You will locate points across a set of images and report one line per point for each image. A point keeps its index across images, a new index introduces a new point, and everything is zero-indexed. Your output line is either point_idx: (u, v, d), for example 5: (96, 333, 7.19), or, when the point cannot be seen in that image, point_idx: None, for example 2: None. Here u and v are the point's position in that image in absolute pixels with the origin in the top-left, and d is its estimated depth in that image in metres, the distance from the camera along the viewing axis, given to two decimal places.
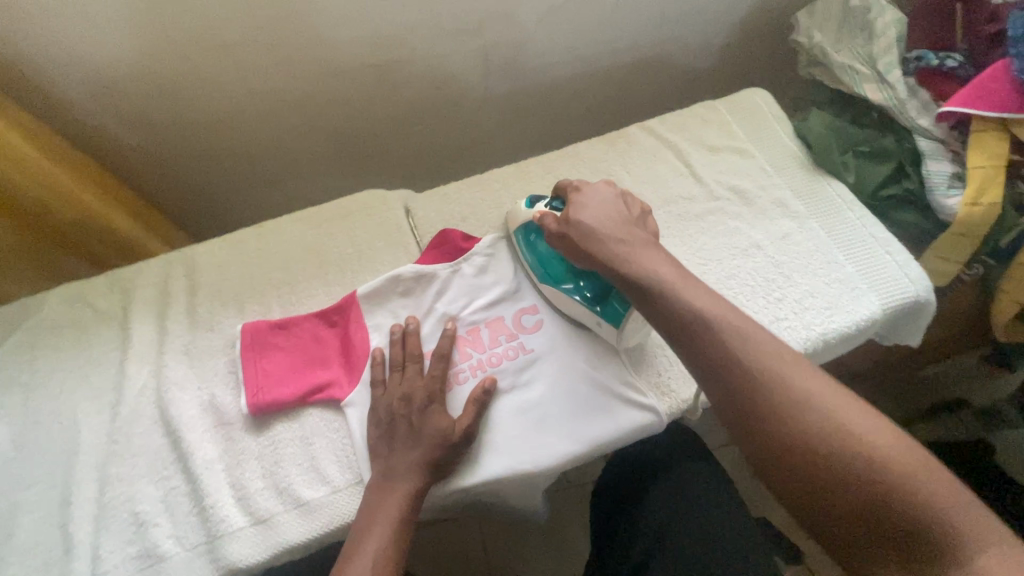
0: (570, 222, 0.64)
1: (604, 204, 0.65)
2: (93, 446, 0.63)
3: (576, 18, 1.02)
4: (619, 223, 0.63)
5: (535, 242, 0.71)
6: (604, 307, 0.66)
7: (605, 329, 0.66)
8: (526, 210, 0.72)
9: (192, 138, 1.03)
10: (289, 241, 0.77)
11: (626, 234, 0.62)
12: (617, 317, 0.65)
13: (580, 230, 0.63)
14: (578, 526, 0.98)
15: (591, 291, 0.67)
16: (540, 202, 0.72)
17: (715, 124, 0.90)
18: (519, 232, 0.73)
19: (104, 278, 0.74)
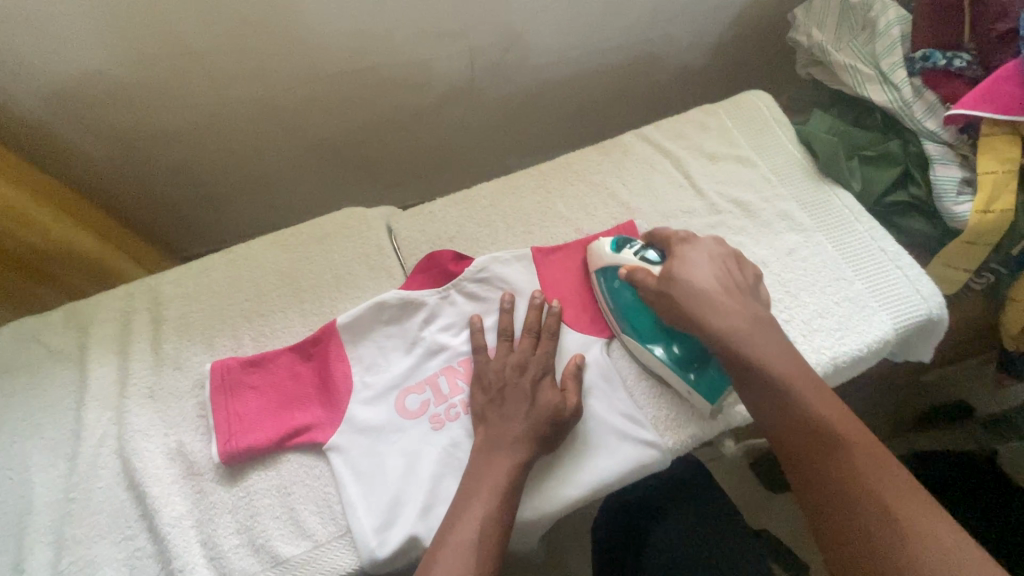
0: (673, 279, 0.59)
1: (705, 261, 0.60)
2: (49, 504, 0.57)
3: (566, 17, 0.97)
4: (729, 288, 0.58)
5: (621, 290, 0.65)
6: (700, 376, 0.61)
7: (696, 399, 0.61)
8: (613, 253, 0.66)
9: (160, 152, 0.96)
10: (263, 267, 0.72)
11: (739, 304, 0.57)
12: (713, 390, 0.60)
13: (688, 298, 0.57)
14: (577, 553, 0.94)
15: (686, 355, 0.61)
16: (629, 245, 0.66)
17: (714, 131, 0.86)
18: (604, 276, 0.67)
19: (60, 313, 0.68)
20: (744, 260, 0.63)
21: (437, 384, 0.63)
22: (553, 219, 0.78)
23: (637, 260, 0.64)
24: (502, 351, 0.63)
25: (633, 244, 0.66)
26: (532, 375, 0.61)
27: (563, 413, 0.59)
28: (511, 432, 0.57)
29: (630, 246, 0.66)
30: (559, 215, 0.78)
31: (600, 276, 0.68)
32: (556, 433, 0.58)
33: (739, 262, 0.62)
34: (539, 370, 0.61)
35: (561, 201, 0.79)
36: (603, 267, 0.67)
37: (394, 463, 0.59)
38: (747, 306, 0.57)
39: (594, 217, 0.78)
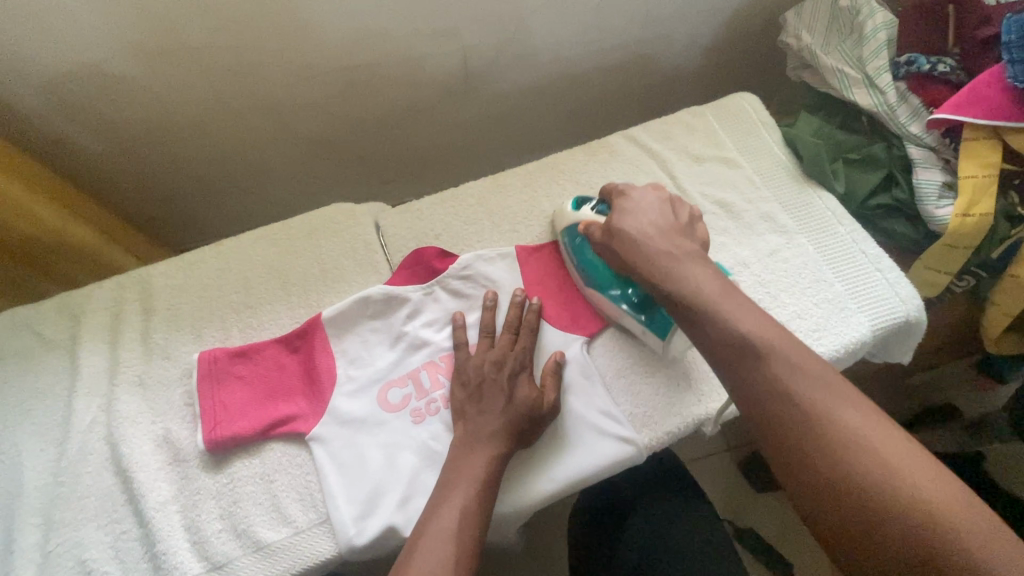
0: (611, 230, 0.63)
1: (648, 210, 0.63)
2: (39, 488, 0.59)
3: (559, 18, 0.98)
4: (663, 228, 0.61)
5: (580, 245, 0.70)
6: (652, 316, 0.64)
7: (650, 338, 0.65)
8: (574, 211, 0.71)
9: (156, 145, 0.98)
10: (253, 261, 0.73)
11: (666, 240, 0.59)
12: (665, 326, 0.63)
13: (623, 242, 0.61)
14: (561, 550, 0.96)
15: (637, 297, 0.65)
16: (587, 203, 0.71)
17: (700, 132, 0.87)
18: (568, 234, 0.72)
19: (53, 303, 0.70)
20: (688, 203, 0.66)
21: (419, 378, 0.65)
22: (538, 218, 0.79)
23: (593, 214, 0.69)
24: (483, 346, 0.64)
25: (591, 203, 0.71)
26: (511, 370, 0.62)
27: (539, 408, 0.60)
28: (488, 425, 0.58)
29: (588, 205, 0.70)
30: (544, 214, 0.79)
31: (564, 233, 0.72)
32: (532, 427, 0.60)
33: (680, 206, 0.65)
34: (518, 365, 0.62)
35: (547, 200, 0.80)
36: (567, 225, 0.72)
37: (374, 455, 0.61)
38: (677, 242, 0.59)
39: None
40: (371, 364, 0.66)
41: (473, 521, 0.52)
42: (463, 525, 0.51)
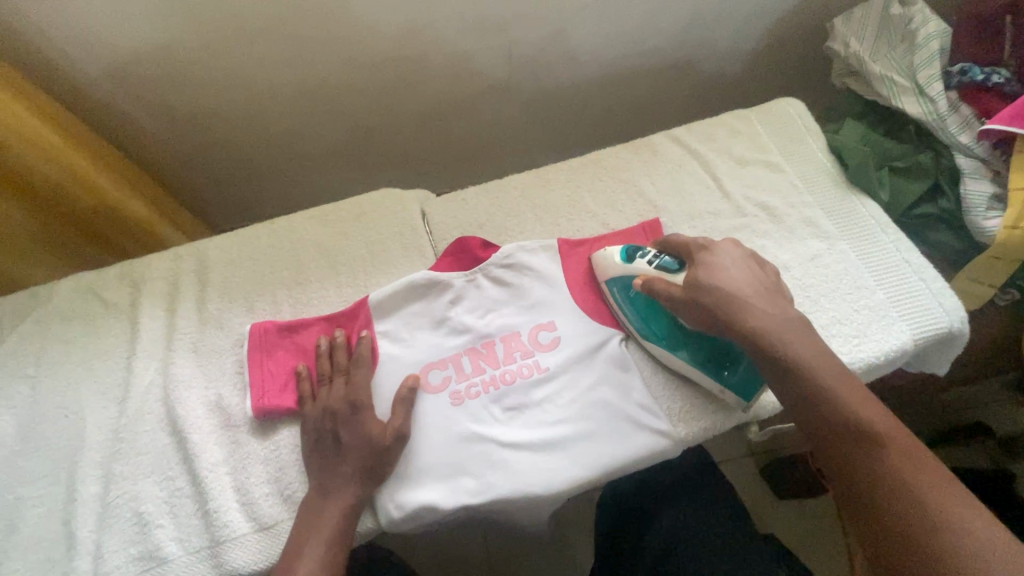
0: (699, 284, 0.60)
1: (736, 266, 0.62)
2: (99, 442, 0.62)
3: (604, 17, 0.99)
4: (758, 290, 0.60)
5: (640, 301, 0.67)
6: (732, 375, 0.63)
7: (732, 397, 0.64)
8: (625, 263, 0.67)
9: (208, 127, 1.01)
10: (303, 241, 0.76)
11: (765, 304, 0.58)
12: (749, 386, 0.62)
13: (716, 301, 0.59)
14: (582, 542, 0.98)
15: (715, 358, 0.63)
16: (642, 256, 0.67)
17: (744, 135, 0.87)
18: (618, 286, 0.68)
19: (116, 271, 0.73)
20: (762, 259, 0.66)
21: (460, 361, 0.67)
22: (580, 212, 0.80)
23: (653, 269, 0.65)
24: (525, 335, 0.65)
25: (644, 252, 0.67)
26: None
27: None
28: None
29: (642, 255, 0.67)
30: (586, 209, 0.80)
31: (614, 286, 0.68)
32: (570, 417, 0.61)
33: (759, 261, 0.65)
34: None
35: (588, 195, 0.82)
36: (617, 278, 0.68)
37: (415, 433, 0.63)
38: (778, 306, 0.58)
39: (620, 212, 0.80)
40: (414, 344, 0.68)
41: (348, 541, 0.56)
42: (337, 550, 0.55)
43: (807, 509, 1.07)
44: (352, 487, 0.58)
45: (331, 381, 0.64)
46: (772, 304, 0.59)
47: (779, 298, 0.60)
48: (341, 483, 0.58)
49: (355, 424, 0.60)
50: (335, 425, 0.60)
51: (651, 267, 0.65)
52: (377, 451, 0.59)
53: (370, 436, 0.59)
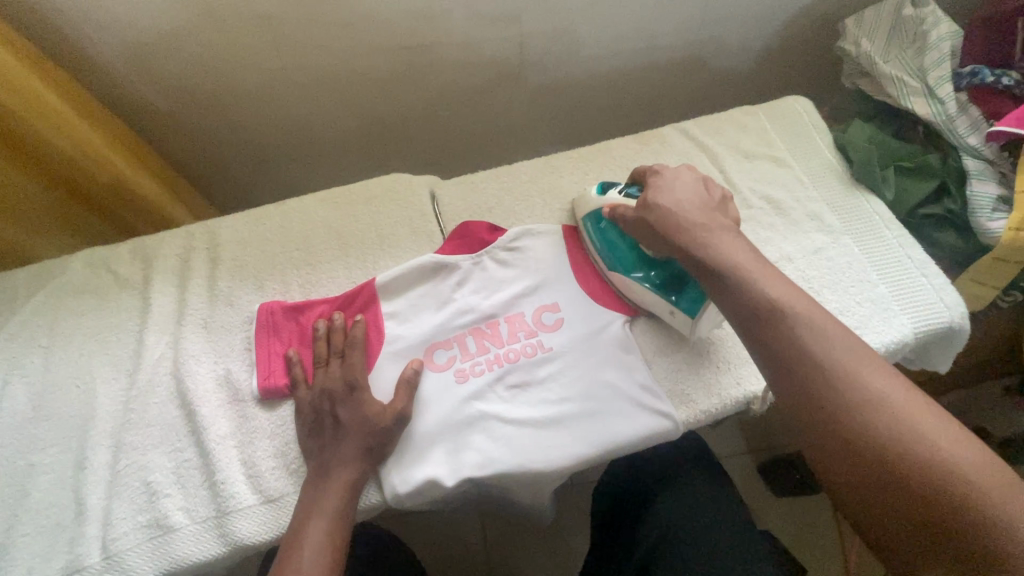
0: (647, 206, 0.63)
1: (682, 187, 0.63)
2: (110, 412, 0.63)
3: (617, 11, 1.00)
4: (699, 207, 0.61)
5: (607, 229, 0.71)
6: (680, 295, 0.65)
7: (679, 318, 0.66)
8: (598, 197, 0.73)
9: (220, 110, 1.01)
10: (313, 221, 0.76)
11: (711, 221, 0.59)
12: (695, 304, 0.64)
13: (659, 218, 0.61)
14: (580, 529, 0.99)
15: (664, 278, 0.66)
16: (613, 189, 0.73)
17: (752, 131, 0.88)
18: (591, 220, 0.73)
19: (129, 247, 0.74)
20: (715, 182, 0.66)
21: (464, 342, 0.68)
22: None
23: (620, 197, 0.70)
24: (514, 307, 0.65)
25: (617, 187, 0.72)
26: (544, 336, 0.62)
27: None
28: None
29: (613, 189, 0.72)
30: None
31: (587, 221, 0.73)
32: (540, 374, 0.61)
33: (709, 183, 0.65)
34: None
35: (597, 185, 0.82)
36: (590, 212, 0.73)
37: (418, 410, 0.63)
38: (714, 218, 0.59)
39: None
40: (420, 327, 0.69)
41: (341, 530, 0.55)
42: (326, 536, 0.54)
43: (803, 504, 1.08)
44: (356, 463, 0.59)
45: (331, 361, 0.64)
46: (713, 223, 0.59)
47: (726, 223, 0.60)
48: (341, 460, 0.58)
49: (358, 401, 0.61)
50: (336, 403, 0.61)
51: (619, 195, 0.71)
52: (382, 427, 0.60)
53: (377, 412, 0.60)
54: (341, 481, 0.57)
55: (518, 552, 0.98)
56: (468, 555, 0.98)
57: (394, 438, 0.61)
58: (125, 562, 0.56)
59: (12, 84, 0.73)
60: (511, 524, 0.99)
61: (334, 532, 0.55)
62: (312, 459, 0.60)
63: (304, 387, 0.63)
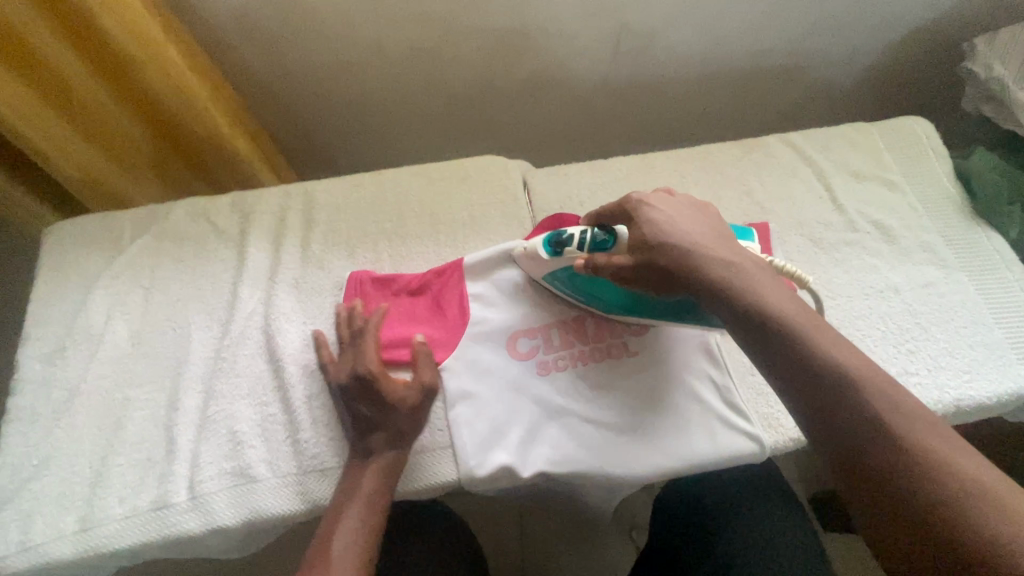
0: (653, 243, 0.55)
1: (677, 213, 0.57)
2: (202, 358, 0.65)
3: (726, 10, 0.95)
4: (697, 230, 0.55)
5: (580, 279, 0.64)
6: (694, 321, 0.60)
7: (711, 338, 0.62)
8: (549, 255, 0.63)
9: (310, 77, 1.02)
10: (406, 194, 0.77)
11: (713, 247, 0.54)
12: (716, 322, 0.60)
13: (670, 258, 0.54)
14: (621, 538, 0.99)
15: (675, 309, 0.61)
16: (565, 239, 0.62)
17: (864, 149, 0.83)
18: (556, 277, 0.65)
19: (228, 200, 0.75)
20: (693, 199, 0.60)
21: (549, 334, 0.67)
22: None
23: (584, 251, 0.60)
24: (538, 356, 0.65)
25: (567, 237, 0.61)
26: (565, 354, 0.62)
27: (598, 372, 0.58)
28: None
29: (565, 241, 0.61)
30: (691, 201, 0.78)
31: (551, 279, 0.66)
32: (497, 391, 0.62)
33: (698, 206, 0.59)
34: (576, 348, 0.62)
35: (695, 188, 0.80)
36: (551, 271, 0.65)
37: (445, 405, 0.63)
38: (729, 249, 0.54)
39: (725, 210, 0.78)
40: (506, 312, 0.68)
41: (375, 520, 0.55)
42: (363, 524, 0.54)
43: (854, 544, 1.03)
44: None
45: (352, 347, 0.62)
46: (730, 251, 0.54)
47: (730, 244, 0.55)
48: None
49: (369, 394, 0.58)
50: (356, 392, 0.59)
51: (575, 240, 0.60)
52: (413, 411, 0.59)
53: (402, 393, 0.59)
54: (375, 466, 0.56)
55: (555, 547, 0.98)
56: (507, 543, 0.99)
57: (421, 425, 0.60)
58: (208, 505, 0.57)
59: (143, 38, 0.75)
60: (549, 524, 0.99)
61: (370, 520, 0.54)
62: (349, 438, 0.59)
63: (330, 369, 0.62)
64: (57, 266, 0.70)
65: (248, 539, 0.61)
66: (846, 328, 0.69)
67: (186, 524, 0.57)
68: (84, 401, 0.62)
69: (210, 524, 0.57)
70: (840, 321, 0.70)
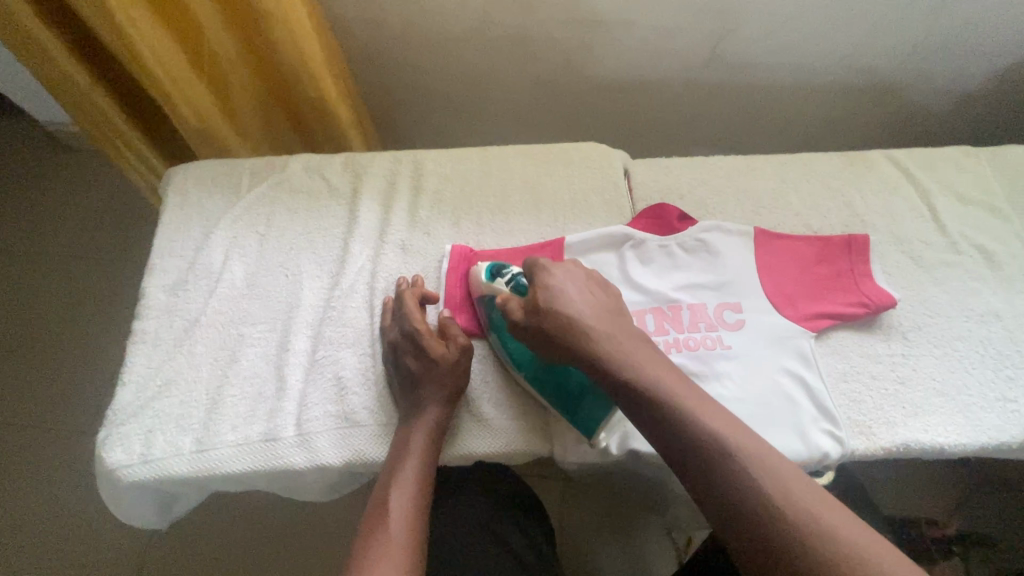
0: (544, 311, 0.55)
1: (577, 290, 0.57)
2: (312, 305, 0.68)
3: (833, 23, 0.95)
4: (595, 312, 0.56)
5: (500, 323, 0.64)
6: (579, 410, 0.60)
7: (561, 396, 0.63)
8: (486, 281, 0.65)
9: (409, 53, 1.05)
10: (511, 171, 0.79)
11: (602, 325, 0.55)
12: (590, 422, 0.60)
13: (563, 330, 0.54)
14: (659, 534, 1.00)
15: (567, 392, 0.61)
16: (504, 273, 0.64)
17: (970, 173, 0.82)
18: (485, 306, 0.65)
19: (341, 160, 0.79)
20: (604, 280, 0.61)
21: (644, 319, 0.68)
22: (783, 208, 0.79)
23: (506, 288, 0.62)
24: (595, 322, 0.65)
25: (506, 270, 0.64)
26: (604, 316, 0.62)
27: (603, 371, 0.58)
28: None
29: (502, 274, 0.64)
30: (789, 206, 0.79)
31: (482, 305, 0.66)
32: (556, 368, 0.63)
33: (599, 284, 0.60)
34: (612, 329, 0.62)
35: (794, 193, 0.80)
36: (483, 296, 0.65)
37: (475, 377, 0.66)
38: (614, 325, 0.55)
39: (823, 219, 0.78)
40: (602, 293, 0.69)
41: (425, 482, 0.57)
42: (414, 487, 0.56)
43: None
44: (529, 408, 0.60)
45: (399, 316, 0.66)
46: (616, 325, 0.55)
47: (619, 319, 0.56)
48: None
49: (420, 350, 0.62)
50: (404, 349, 0.63)
51: (506, 265, 0.66)
52: (454, 371, 0.62)
53: (445, 351, 0.62)
54: (424, 420, 0.59)
55: (595, 519, 1.01)
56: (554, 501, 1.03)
57: (462, 391, 0.62)
58: (313, 443, 0.60)
59: (281, 8, 0.77)
60: (588, 504, 1.02)
61: (420, 482, 0.56)
62: (401, 396, 0.62)
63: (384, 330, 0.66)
64: (180, 204, 0.75)
65: (342, 480, 0.64)
66: (943, 347, 0.69)
67: (292, 458, 0.59)
68: (203, 332, 0.66)
69: (314, 461, 0.59)
70: (938, 340, 0.69)
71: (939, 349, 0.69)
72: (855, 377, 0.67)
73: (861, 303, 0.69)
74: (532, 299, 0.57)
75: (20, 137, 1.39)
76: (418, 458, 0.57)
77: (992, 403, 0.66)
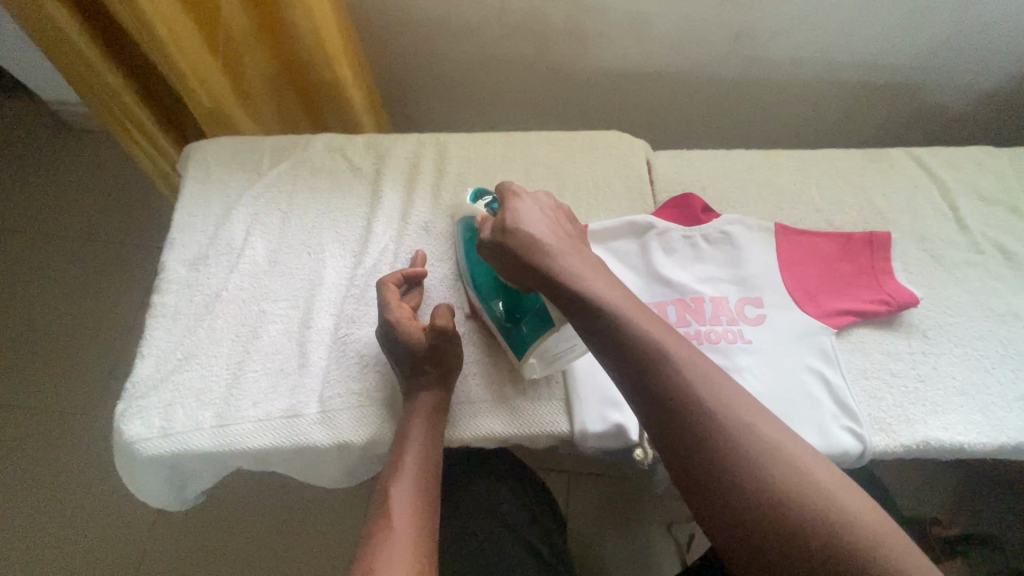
0: (507, 231, 0.55)
1: (544, 217, 0.57)
2: (335, 284, 0.68)
3: (856, 21, 0.95)
4: (560, 237, 0.56)
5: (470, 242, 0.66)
6: (516, 331, 0.60)
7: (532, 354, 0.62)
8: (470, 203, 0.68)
9: (429, 36, 1.04)
10: (534, 157, 0.78)
11: (570, 251, 0.55)
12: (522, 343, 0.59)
13: (529, 252, 0.54)
14: (659, 527, 1.00)
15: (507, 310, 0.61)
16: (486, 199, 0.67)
17: (992, 172, 0.81)
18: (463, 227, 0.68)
19: (364, 140, 0.78)
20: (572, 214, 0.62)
21: (665, 310, 0.68)
22: (805, 204, 0.78)
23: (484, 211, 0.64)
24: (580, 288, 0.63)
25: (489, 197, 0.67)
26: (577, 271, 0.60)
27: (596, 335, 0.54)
28: None
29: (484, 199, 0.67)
30: (812, 202, 0.78)
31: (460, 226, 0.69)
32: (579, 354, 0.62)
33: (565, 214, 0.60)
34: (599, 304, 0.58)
35: (817, 190, 0.80)
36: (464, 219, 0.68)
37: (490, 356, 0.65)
38: (576, 249, 0.55)
39: (846, 215, 0.78)
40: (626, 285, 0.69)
41: (430, 472, 0.55)
42: (419, 477, 0.54)
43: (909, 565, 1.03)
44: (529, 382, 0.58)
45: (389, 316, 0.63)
46: (578, 250, 0.55)
47: (583, 247, 0.56)
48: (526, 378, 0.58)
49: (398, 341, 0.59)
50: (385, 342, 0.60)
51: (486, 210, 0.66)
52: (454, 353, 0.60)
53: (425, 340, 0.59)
54: (422, 408, 0.58)
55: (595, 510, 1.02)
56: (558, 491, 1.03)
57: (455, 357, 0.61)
58: (335, 421, 0.60)
59: None
60: (591, 495, 1.03)
61: (425, 471, 0.55)
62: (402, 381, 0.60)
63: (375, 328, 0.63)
64: (202, 180, 0.74)
65: (361, 461, 0.63)
66: (963, 346, 0.69)
67: (313, 436, 0.59)
68: (224, 307, 0.66)
69: (335, 438, 0.59)
70: (958, 339, 0.70)
71: (960, 348, 0.69)
72: (873, 374, 0.67)
73: (883, 301, 0.69)
74: (500, 222, 0.56)
75: (30, 113, 1.37)
76: (420, 447, 0.56)
77: (1012, 403, 0.66)
